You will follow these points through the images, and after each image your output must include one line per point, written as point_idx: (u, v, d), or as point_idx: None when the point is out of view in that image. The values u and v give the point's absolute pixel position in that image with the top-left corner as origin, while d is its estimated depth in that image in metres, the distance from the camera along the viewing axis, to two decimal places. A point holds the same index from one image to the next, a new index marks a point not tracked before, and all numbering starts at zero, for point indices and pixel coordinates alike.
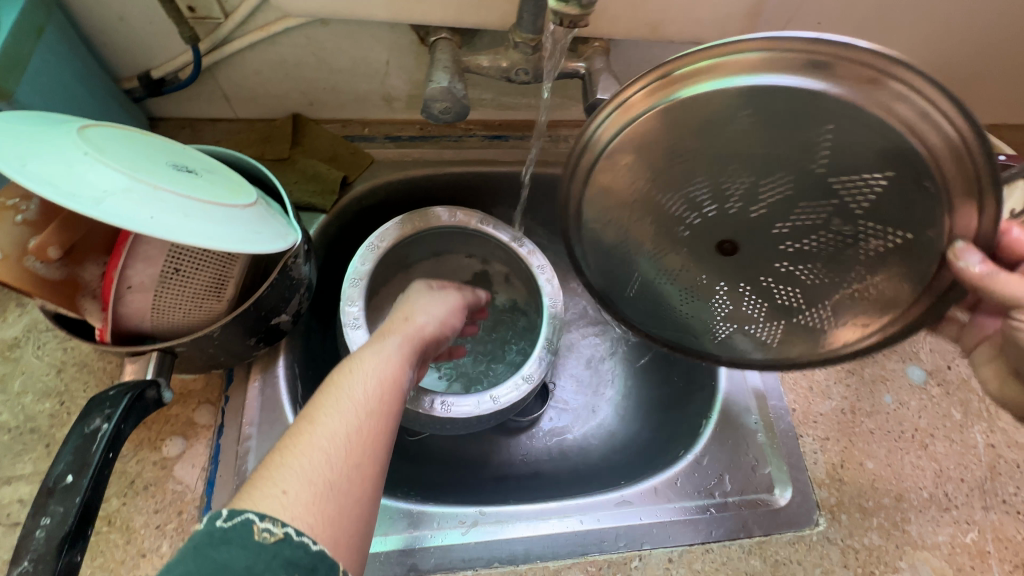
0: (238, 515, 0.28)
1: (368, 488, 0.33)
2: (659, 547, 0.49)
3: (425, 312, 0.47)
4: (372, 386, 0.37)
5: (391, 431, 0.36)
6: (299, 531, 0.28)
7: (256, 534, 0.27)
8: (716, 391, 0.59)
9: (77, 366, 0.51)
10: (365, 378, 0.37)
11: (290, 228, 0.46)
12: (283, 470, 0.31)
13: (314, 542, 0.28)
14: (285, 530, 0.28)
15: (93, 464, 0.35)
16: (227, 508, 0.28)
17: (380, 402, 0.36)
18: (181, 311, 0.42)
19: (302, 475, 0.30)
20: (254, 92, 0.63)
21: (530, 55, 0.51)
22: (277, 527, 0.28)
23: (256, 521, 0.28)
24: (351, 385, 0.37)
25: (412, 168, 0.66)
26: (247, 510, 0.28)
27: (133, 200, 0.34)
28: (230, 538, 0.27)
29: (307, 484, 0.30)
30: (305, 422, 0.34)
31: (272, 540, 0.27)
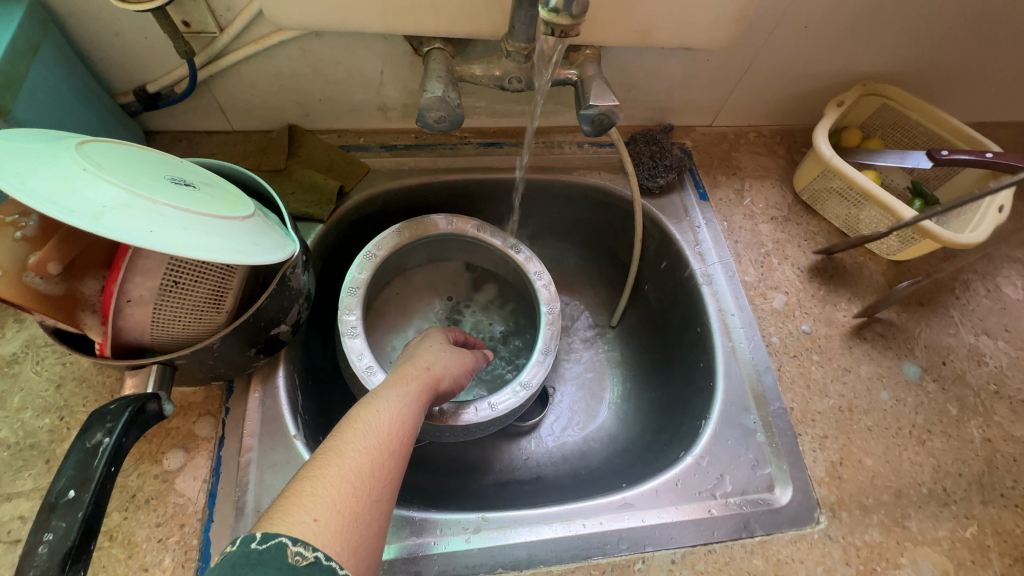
0: (271, 538, 0.28)
1: (382, 519, 0.33)
2: (662, 548, 0.50)
3: (438, 358, 0.48)
4: (393, 423, 0.38)
5: (404, 471, 0.37)
6: (327, 556, 0.28)
7: (290, 557, 0.27)
8: (714, 392, 0.60)
9: (77, 381, 0.51)
10: (388, 418, 0.38)
11: (288, 239, 0.46)
12: (312, 498, 0.31)
13: (340, 567, 0.28)
14: (316, 554, 0.28)
15: (94, 478, 0.35)
16: (260, 531, 0.28)
17: (399, 444, 0.37)
18: (181, 324, 0.42)
19: (329, 505, 0.31)
20: (250, 104, 0.63)
21: (523, 64, 0.52)
22: (308, 551, 0.28)
23: (289, 544, 0.27)
24: (374, 421, 0.37)
25: (407, 177, 0.67)
26: (280, 533, 0.28)
27: (133, 216, 0.34)
28: (264, 560, 0.26)
29: (336, 514, 0.31)
30: (330, 453, 0.34)
31: (304, 563, 0.27)
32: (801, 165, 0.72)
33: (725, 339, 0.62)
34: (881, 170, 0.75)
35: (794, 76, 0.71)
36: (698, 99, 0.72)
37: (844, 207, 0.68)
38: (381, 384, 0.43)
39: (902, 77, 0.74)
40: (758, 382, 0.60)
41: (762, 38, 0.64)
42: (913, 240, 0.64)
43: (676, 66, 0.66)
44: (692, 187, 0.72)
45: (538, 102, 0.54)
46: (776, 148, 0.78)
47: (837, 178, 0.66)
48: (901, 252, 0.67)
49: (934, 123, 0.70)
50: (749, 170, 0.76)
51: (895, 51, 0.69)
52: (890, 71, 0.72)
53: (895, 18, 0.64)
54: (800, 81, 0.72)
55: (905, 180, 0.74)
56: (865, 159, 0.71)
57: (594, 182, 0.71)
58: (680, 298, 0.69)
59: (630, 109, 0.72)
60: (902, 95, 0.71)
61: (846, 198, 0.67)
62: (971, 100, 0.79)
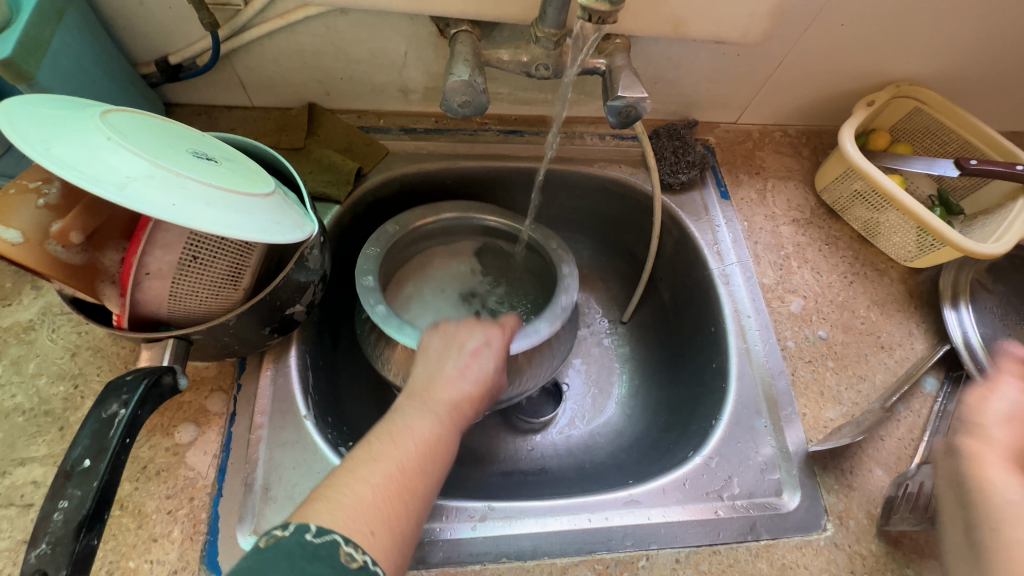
0: (326, 533, 0.30)
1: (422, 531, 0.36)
2: (667, 547, 0.49)
3: (462, 366, 0.44)
4: (434, 430, 0.39)
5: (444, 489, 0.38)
6: (373, 561, 0.31)
7: (342, 557, 0.30)
8: (725, 394, 0.59)
9: (92, 350, 0.51)
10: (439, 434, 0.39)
11: (306, 219, 0.46)
12: (371, 510, 0.33)
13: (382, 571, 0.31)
14: (364, 558, 0.30)
15: (110, 449, 0.35)
16: (314, 522, 0.31)
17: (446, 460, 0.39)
18: (198, 299, 0.42)
19: (383, 519, 0.33)
20: (271, 81, 0.63)
21: (552, 50, 0.50)
22: (358, 555, 0.30)
23: (342, 543, 0.30)
24: (417, 432, 0.38)
25: (426, 161, 0.67)
26: (333, 530, 0.31)
27: (155, 188, 0.34)
28: (321, 555, 0.29)
29: (387, 529, 0.33)
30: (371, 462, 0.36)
31: (355, 565, 0.30)
32: (824, 164, 0.71)
33: (739, 341, 0.62)
34: (907, 177, 0.73)
35: (824, 75, 0.69)
36: (725, 95, 0.71)
37: (866, 210, 0.67)
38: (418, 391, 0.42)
39: (937, 81, 0.72)
40: (770, 385, 0.59)
41: (796, 34, 0.62)
42: (934, 247, 0.63)
43: (704, 60, 0.64)
44: (713, 185, 0.71)
45: (566, 91, 0.53)
46: (801, 148, 0.76)
47: (862, 179, 0.65)
48: (918, 258, 0.66)
49: (966, 130, 0.68)
50: (772, 169, 0.74)
51: (932, 52, 0.67)
52: (924, 75, 0.70)
53: (935, 18, 0.62)
54: (830, 81, 0.70)
55: (930, 188, 0.72)
56: (892, 164, 0.69)
57: (614, 175, 0.70)
58: (695, 297, 0.68)
59: (654, 102, 0.71)
60: (935, 99, 0.69)
61: (870, 202, 0.66)
62: (1003, 109, 0.78)
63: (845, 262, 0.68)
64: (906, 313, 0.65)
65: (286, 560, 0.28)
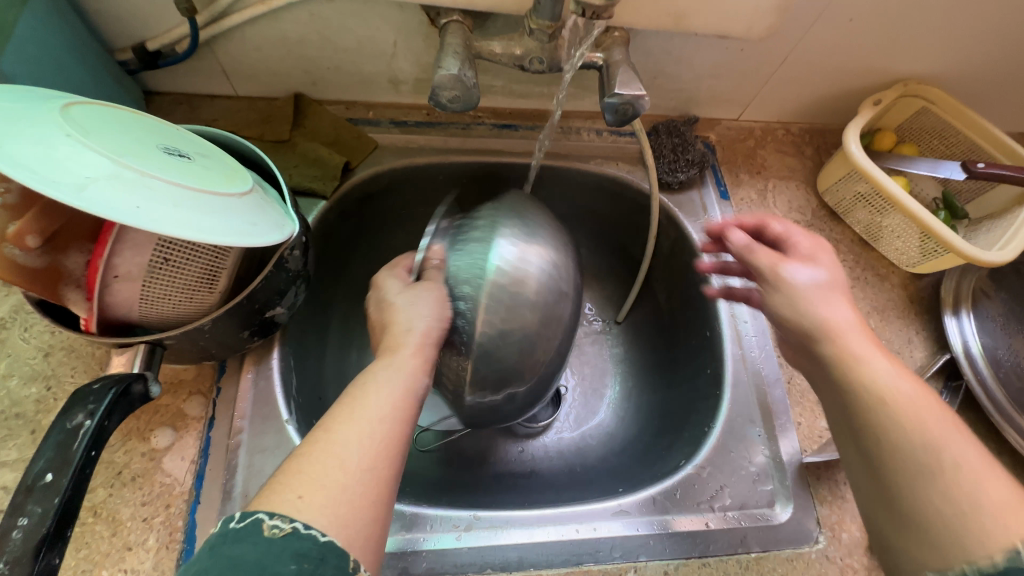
0: (249, 516, 0.28)
1: (381, 494, 0.32)
2: (655, 559, 0.49)
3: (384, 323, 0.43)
4: (403, 393, 0.37)
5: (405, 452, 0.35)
6: (307, 525, 0.28)
7: (266, 531, 0.28)
8: (720, 401, 0.58)
9: (66, 350, 0.49)
10: (376, 391, 0.36)
11: (287, 218, 0.44)
12: (297, 476, 0.31)
13: (323, 534, 0.28)
14: (294, 525, 0.28)
15: (74, 462, 0.33)
16: (240, 511, 0.29)
17: (395, 414, 0.36)
18: (171, 303, 0.40)
19: (312, 482, 0.30)
20: (255, 69, 0.60)
21: (546, 43, 0.48)
22: (285, 523, 0.28)
23: (266, 519, 0.28)
24: (382, 394, 0.36)
25: (416, 156, 0.65)
26: (257, 511, 0.29)
27: (119, 189, 0.32)
28: (243, 536, 0.27)
29: (316, 490, 0.30)
30: (328, 430, 0.33)
31: (281, 534, 0.27)
32: (827, 164, 0.69)
33: (735, 346, 0.60)
34: (912, 179, 0.71)
35: (830, 72, 0.67)
36: (727, 91, 0.68)
37: (868, 213, 0.65)
38: (385, 352, 0.40)
39: (946, 80, 0.69)
40: (766, 394, 0.58)
41: (803, 29, 0.60)
42: (936, 253, 0.61)
43: (706, 54, 0.62)
44: (712, 185, 0.69)
45: (562, 86, 0.50)
46: (804, 147, 0.74)
47: (865, 181, 0.63)
48: (919, 264, 0.64)
49: (974, 131, 0.66)
50: (774, 169, 0.72)
51: (942, 50, 0.64)
52: (933, 74, 0.68)
53: (948, 15, 0.60)
54: (836, 79, 0.68)
55: (935, 191, 0.70)
56: (895, 165, 0.67)
57: (611, 173, 0.67)
58: (691, 301, 0.66)
59: (654, 98, 0.68)
60: (943, 99, 0.67)
61: (872, 204, 0.64)
62: (1012, 111, 0.75)
63: (846, 266, 0.67)
64: (906, 320, 0.64)
65: (207, 552, 0.27)
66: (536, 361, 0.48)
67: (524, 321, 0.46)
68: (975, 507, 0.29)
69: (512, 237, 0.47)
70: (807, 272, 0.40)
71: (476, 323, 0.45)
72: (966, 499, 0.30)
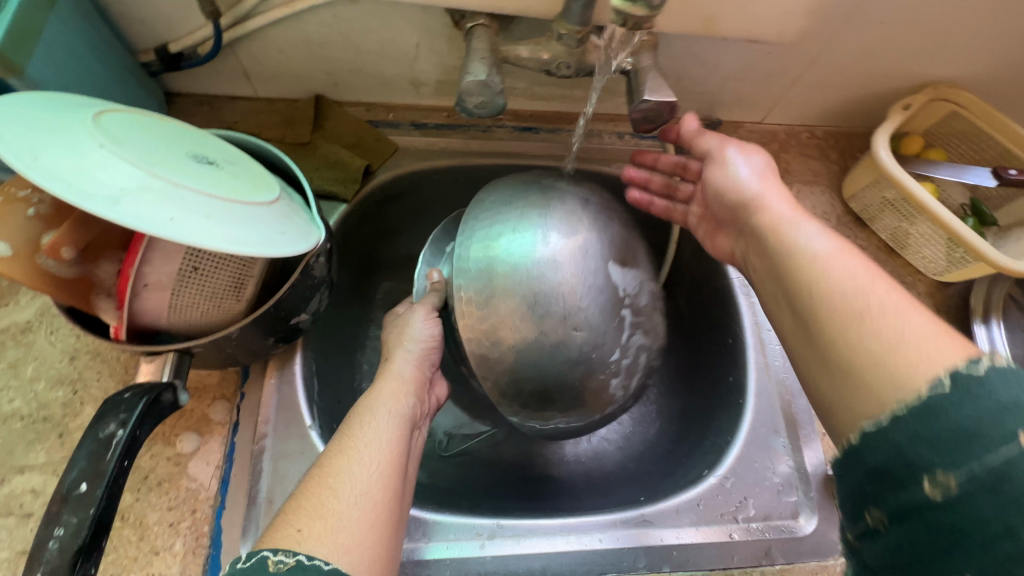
0: (252, 556, 0.30)
1: (379, 519, 0.36)
2: (679, 569, 0.49)
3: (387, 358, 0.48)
4: (396, 426, 0.42)
5: (397, 482, 0.39)
6: (310, 556, 0.31)
7: (273, 565, 0.30)
8: (743, 411, 0.57)
9: (90, 354, 0.49)
10: (366, 426, 0.41)
11: (313, 226, 0.43)
12: (297, 510, 0.35)
13: (326, 562, 0.31)
14: (298, 558, 0.31)
15: (107, 473, 0.33)
16: (242, 553, 0.31)
17: (385, 447, 0.40)
18: (199, 310, 0.40)
19: (309, 513, 0.34)
20: (276, 71, 0.59)
21: (574, 48, 0.47)
22: (290, 557, 0.30)
23: (270, 555, 0.30)
24: (380, 428, 0.41)
25: (437, 158, 0.64)
26: (260, 551, 0.31)
27: (153, 201, 0.32)
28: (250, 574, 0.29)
29: (315, 518, 0.34)
30: (326, 465, 0.38)
31: (288, 567, 0.30)
32: (854, 169, 0.68)
33: (758, 354, 0.60)
34: (939, 184, 0.70)
35: (859, 75, 0.65)
36: (752, 94, 0.67)
37: (894, 219, 0.64)
38: (379, 386, 0.45)
39: (978, 83, 0.68)
40: (790, 404, 0.58)
41: (833, 32, 0.58)
42: (964, 261, 0.60)
43: (733, 57, 0.60)
44: None
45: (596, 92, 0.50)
46: (829, 151, 0.73)
47: (893, 188, 0.62)
48: (946, 273, 0.63)
49: (1006, 137, 0.65)
50: (798, 173, 0.71)
51: (976, 53, 0.63)
52: (964, 77, 0.67)
53: (984, 17, 0.58)
54: (865, 82, 0.66)
55: (963, 197, 0.69)
56: (922, 170, 0.66)
57: None
58: (712, 308, 0.65)
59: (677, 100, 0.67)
60: (975, 103, 0.65)
61: (900, 211, 0.63)
62: None
63: None
64: None
65: None
66: (548, 362, 0.44)
67: (503, 322, 0.43)
68: (895, 346, 0.31)
69: (484, 234, 0.45)
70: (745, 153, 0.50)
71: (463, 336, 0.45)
72: (879, 334, 0.33)
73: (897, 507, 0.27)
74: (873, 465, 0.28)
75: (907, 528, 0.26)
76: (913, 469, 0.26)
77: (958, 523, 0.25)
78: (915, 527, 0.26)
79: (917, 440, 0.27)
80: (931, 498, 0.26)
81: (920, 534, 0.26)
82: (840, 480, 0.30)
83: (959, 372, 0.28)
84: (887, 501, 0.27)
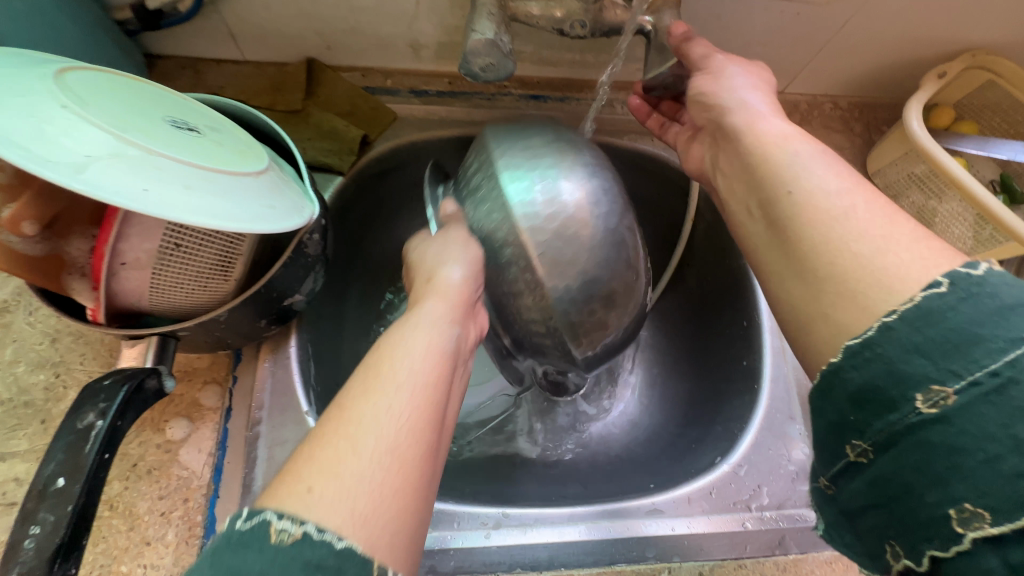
0: (256, 515, 0.25)
1: (411, 481, 0.29)
2: (690, 559, 0.47)
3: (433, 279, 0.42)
4: (430, 361, 0.35)
5: (435, 437, 0.32)
6: (320, 529, 0.25)
7: (273, 536, 0.24)
8: (757, 398, 0.55)
9: (73, 336, 0.47)
10: (403, 357, 0.34)
11: (306, 199, 0.40)
12: (308, 466, 0.28)
13: (340, 539, 0.25)
14: (305, 528, 0.25)
15: (87, 467, 0.31)
16: (249, 507, 0.26)
17: (423, 383, 0.33)
18: (184, 291, 0.37)
19: (323, 471, 0.28)
20: (264, 30, 0.55)
21: (591, 4, 0.43)
22: (296, 526, 0.25)
23: (274, 520, 0.25)
24: (411, 366, 0.34)
25: (437, 128, 0.61)
26: (266, 510, 0.26)
27: (125, 169, 0.28)
28: (247, 541, 0.24)
29: (331, 476, 0.27)
30: (343, 407, 0.31)
31: (291, 540, 0.24)
32: (881, 143, 0.64)
33: (774, 339, 0.58)
34: (968, 160, 0.66)
35: (892, 40, 0.61)
36: (776, 60, 0.63)
37: (920, 196, 0.61)
38: (413, 318, 0.39)
39: (1017, 50, 0.63)
40: (806, 391, 0.56)
41: None
42: (994, 241, 0.57)
43: (757, 18, 0.56)
44: None
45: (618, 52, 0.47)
46: (852, 124, 0.69)
47: (924, 162, 0.58)
48: (975, 254, 0.60)
49: None
50: None
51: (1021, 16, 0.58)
52: (1003, 44, 0.62)
53: None
54: (897, 47, 0.62)
55: (993, 173, 0.65)
56: (952, 144, 0.63)
57: (646, 150, 0.62)
58: (725, 288, 0.63)
59: None
60: (1015, 72, 0.60)
61: (927, 187, 0.60)
62: None
63: None
64: None
65: (208, 557, 0.24)
66: (602, 279, 0.42)
67: (566, 221, 0.42)
68: (877, 249, 0.30)
69: (531, 151, 0.45)
70: (736, 64, 0.45)
71: (524, 241, 0.41)
72: (843, 236, 0.31)
73: (885, 431, 0.26)
74: (856, 388, 0.27)
75: (897, 456, 0.26)
76: (904, 387, 0.25)
77: (954, 441, 0.24)
78: (904, 450, 0.25)
79: (910, 353, 0.26)
80: (926, 414, 0.25)
81: (912, 458, 0.25)
82: (818, 410, 0.29)
83: (955, 275, 0.27)
84: (874, 427, 0.27)
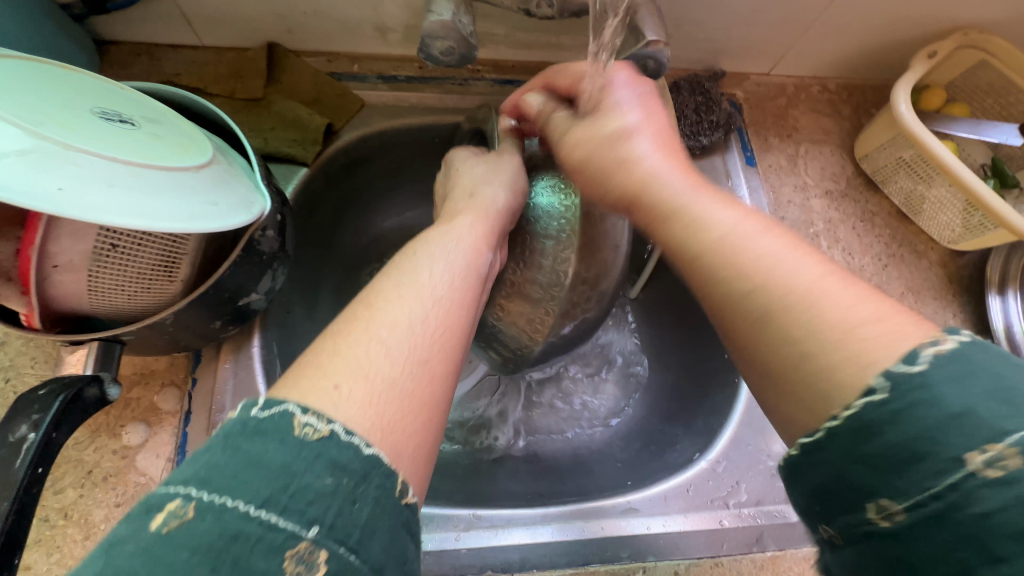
0: (274, 405, 0.24)
1: (434, 397, 0.28)
2: (665, 559, 0.46)
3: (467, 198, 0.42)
4: (462, 281, 0.34)
5: (459, 355, 0.31)
6: (348, 431, 0.24)
7: (297, 429, 0.23)
8: (737, 392, 0.54)
9: (23, 339, 0.45)
10: (433, 268, 0.33)
11: (255, 193, 0.38)
12: (334, 362, 0.27)
13: (367, 445, 0.24)
14: (332, 427, 0.24)
15: (17, 483, 0.30)
16: (263, 397, 0.24)
17: (451, 299, 0.33)
18: (126, 295, 0.35)
19: (354, 372, 0.26)
20: (220, 13, 0.52)
21: None
22: (322, 424, 0.23)
23: (297, 413, 0.24)
24: (439, 279, 0.33)
25: (409, 116, 0.58)
26: (286, 400, 0.24)
27: (35, 167, 0.26)
28: (265, 430, 0.23)
29: (360, 379, 0.26)
30: (372, 309, 0.30)
31: (316, 437, 0.23)
32: (869, 125, 0.62)
33: None
34: (959, 143, 0.64)
35: (882, 19, 0.58)
36: (762, 40, 0.60)
37: (908, 180, 0.59)
38: (447, 231, 0.38)
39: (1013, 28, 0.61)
40: None
41: None
42: (983, 228, 0.55)
43: None
44: (738, 149, 0.62)
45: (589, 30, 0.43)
46: (841, 107, 0.67)
47: (911, 146, 0.56)
48: (963, 241, 0.58)
49: None
50: (807, 132, 0.65)
51: None
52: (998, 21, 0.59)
53: None
54: (889, 26, 0.59)
55: (984, 156, 0.63)
56: (942, 127, 0.60)
57: None
58: None
59: (677, 48, 0.60)
60: (1009, 51, 0.58)
61: (915, 172, 0.58)
62: None
63: (881, 242, 0.61)
64: (943, 302, 0.59)
65: (221, 442, 0.23)
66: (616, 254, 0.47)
67: None
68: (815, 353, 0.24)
69: None
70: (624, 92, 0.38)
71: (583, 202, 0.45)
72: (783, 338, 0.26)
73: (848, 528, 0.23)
74: (816, 485, 0.23)
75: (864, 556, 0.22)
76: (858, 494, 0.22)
77: None
78: (875, 556, 0.22)
79: (853, 462, 0.22)
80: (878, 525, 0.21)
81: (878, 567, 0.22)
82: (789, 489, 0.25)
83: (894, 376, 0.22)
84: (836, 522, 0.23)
